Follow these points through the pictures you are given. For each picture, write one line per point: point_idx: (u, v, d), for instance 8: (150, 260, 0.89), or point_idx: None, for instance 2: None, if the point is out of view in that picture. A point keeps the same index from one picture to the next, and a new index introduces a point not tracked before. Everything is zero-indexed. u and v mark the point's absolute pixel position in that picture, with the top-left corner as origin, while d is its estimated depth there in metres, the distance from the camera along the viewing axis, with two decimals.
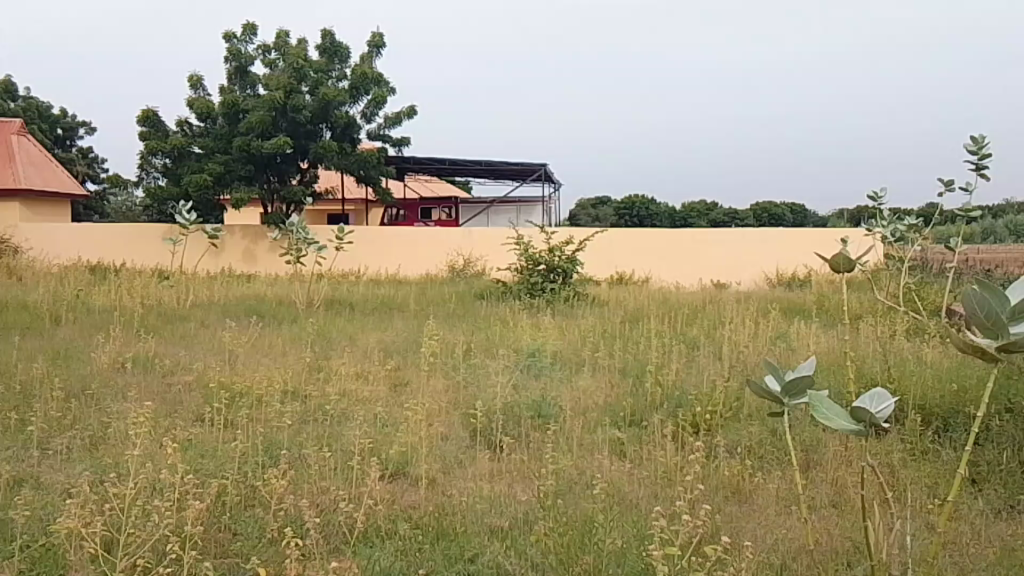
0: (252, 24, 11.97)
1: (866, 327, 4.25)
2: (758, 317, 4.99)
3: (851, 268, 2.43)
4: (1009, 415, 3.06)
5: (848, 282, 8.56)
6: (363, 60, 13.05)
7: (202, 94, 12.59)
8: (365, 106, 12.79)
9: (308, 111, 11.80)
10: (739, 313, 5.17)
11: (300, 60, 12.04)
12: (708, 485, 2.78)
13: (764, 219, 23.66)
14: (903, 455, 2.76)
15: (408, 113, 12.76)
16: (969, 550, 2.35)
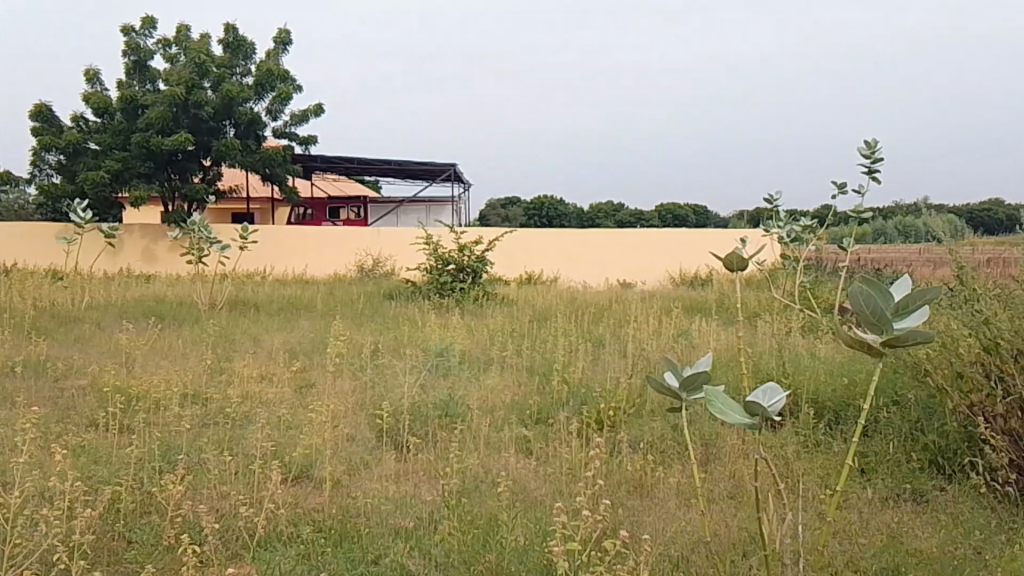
0: (150, 17, 11.57)
1: (764, 324, 4.44)
2: (657, 315, 5.12)
3: (743, 267, 2.47)
4: (895, 408, 3.23)
5: (750, 281, 8.88)
6: (269, 57, 12.79)
7: (100, 89, 12.10)
8: (271, 104, 12.51)
9: (210, 107, 11.48)
10: (642, 311, 5.29)
11: (202, 55, 11.68)
12: (612, 481, 2.84)
13: (670, 219, 24.20)
14: (797, 447, 2.84)
15: (316, 111, 12.55)
16: (857, 538, 2.47)
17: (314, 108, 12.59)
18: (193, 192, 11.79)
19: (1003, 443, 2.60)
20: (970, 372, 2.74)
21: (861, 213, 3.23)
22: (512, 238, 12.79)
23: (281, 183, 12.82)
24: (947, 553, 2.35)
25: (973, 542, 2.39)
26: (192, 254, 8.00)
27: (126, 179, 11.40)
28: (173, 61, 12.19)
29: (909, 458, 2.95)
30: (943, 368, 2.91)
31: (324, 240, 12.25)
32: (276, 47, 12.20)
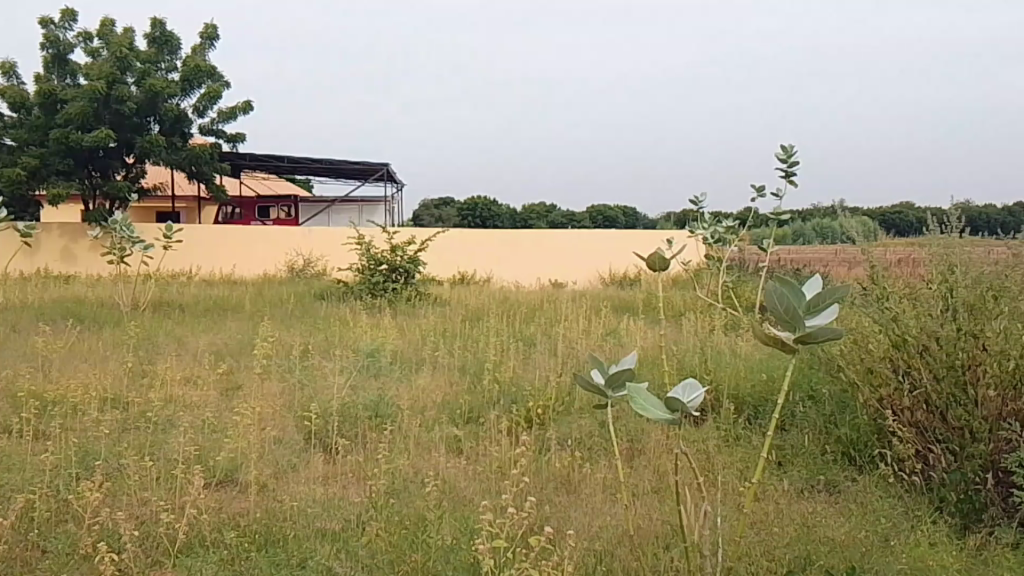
0: (70, 9, 11.16)
1: (689, 323, 4.56)
2: (587, 314, 5.20)
3: (665, 267, 2.55)
4: (811, 402, 3.37)
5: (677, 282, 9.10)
6: (196, 53, 12.49)
7: (16, 82, 11.62)
8: (197, 100, 12.22)
9: (133, 103, 11.12)
10: (572, 310, 5.37)
11: (124, 49, 11.32)
12: (539, 478, 2.88)
13: (599, 221, 24.44)
14: (717, 442, 2.94)
15: (244, 108, 12.31)
16: (773, 528, 2.57)
17: (242, 103, 12.36)
18: (117, 190, 11.34)
19: (909, 434, 2.76)
20: (879, 367, 2.92)
21: (781, 214, 3.28)
22: (443, 238, 12.77)
23: (209, 181, 12.52)
24: (857, 541, 2.47)
25: (881, 529, 2.52)
26: (113, 254, 7.75)
27: (43, 176, 10.99)
28: (94, 54, 11.76)
29: (824, 450, 3.08)
30: (855, 363, 3.07)
31: (252, 240, 12.05)
32: (203, 42, 11.91)
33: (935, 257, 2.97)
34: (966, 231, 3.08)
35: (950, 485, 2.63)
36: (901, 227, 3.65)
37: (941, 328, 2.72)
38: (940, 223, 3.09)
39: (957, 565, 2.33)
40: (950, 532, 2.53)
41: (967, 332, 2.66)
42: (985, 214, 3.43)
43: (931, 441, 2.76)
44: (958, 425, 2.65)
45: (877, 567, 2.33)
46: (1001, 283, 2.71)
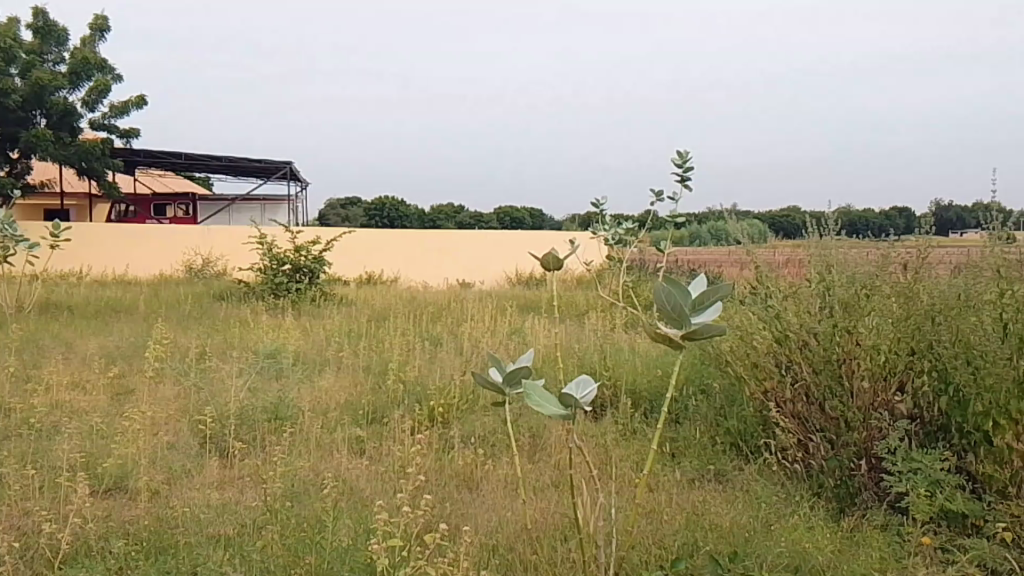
0: None
1: (592, 322, 4.68)
2: (495, 313, 5.26)
3: (559, 266, 2.63)
4: (703, 395, 3.52)
5: (581, 282, 9.31)
6: (86, 45, 11.96)
7: None
8: (87, 94, 11.72)
9: (18, 96, 10.56)
10: (480, 309, 5.43)
11: (7, 39, 10.74)
12: (441, 476, 2.90)
13: (507, 221, 24.74)
14: (615, 436, 3.04)
15: (139, 103, 11.87)
16: (663, 519, 2.68)
17: (136, 99, 11.94)
18: None
19: (791, 425, 2.90)
20: (764, 361, 3.08)
21: (677, 216, 3.38)
22: (348, 237, 12.66)
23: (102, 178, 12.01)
24: (742, 527, 2.60)
25: (764, 515, 2.66)
26: None
27: None
28: None
29: (714, 441, 3.21)
30: (742, 358, 3.22)
31: (149, 240, 11.68)
32: (94, 34, 11.41)
33: (814, 258, 3.17)
34: (842, 234, 3.30)
35: (828, 472, 2.80)
36: (783, 227, 3.87)
37: (818, 324, 2.90)
38: (819, 225, 3.30)
39: (831, 546, 2.49)
40: (828, 515, 2.68)
41: (842, 328, 2.84)
42: (861, 217, 3.67)
43: (812, 430, 2.91)
44: (835, 415, 2.83)
45: (759, 551, 2.46)
46: (872, 282, 2.93)
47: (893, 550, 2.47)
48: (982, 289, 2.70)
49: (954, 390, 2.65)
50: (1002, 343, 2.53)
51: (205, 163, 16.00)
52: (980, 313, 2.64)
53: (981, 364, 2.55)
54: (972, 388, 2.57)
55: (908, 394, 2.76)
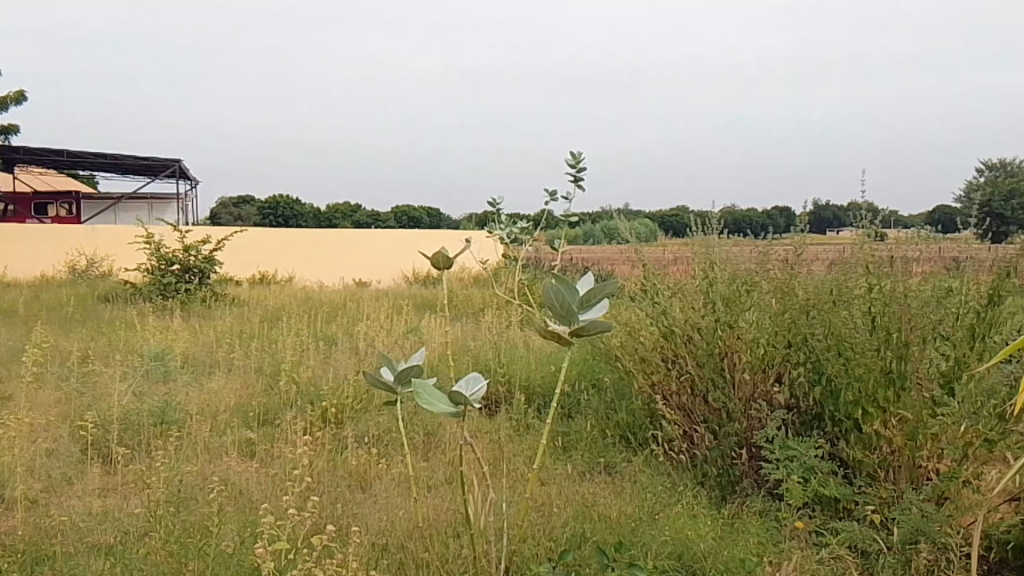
0: None
1: (489, 320, 4.77)
2: (394, 313, 5.27)
3: (449, 265, 2.62)
4: (595, 390, 3.62)
5: (482, 283, 9.47)
6: None
7: None
8: None
9: None
10: (377, 308, 5.42)
11: None
12: (335, 477, 2.89)
13: (405, 220, 24.70)
14: (509, 432, 3.09)
15: (19, 99, 11.28)
16: (553, 511, 2.75)
17: (14, 95, 11.36)
18: None
19: (677, 417, 3.01)
20: (651, 356, 3.18)
21: (571, 216, 3.43)
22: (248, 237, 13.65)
23: None
24: (629, 518, 2.69)
25: (652, 505, 2.75)
26: None
27: None
28: None
29: (604, 434, 3.30)
30: (631, 353, 3.31)
31: (29, 239, 11.11)
32: None
33: (699, 255, 3.29)
34: (724, 233, 3.45)
35: (711, 461, 2.91)
36: (671, 226, 4.02)
37: (702, 319, 3.02)
38: (703, 224, 3.45)
39: (713, 533, 2.60)
40: (710, 504, 2.78)
41: (724, 323, 2.95)
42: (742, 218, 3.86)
43: (696, 421, 3.02)
44: (717, 406, 2.93)
45: (644, 540, 2.55)
46: (751, 279, 3.08)
47: (771, 535, 2.59)
48: (853, 282, 2.85)
49: (826, 381, 2.77)
50: (870, 335, 2.68)
51: (99, 160, 15.36)
52: (851, 306, 2.79)
53: (851, 356, 2.69)
54: (843, 378, 2.71)
55: (785, 384, 2.89)
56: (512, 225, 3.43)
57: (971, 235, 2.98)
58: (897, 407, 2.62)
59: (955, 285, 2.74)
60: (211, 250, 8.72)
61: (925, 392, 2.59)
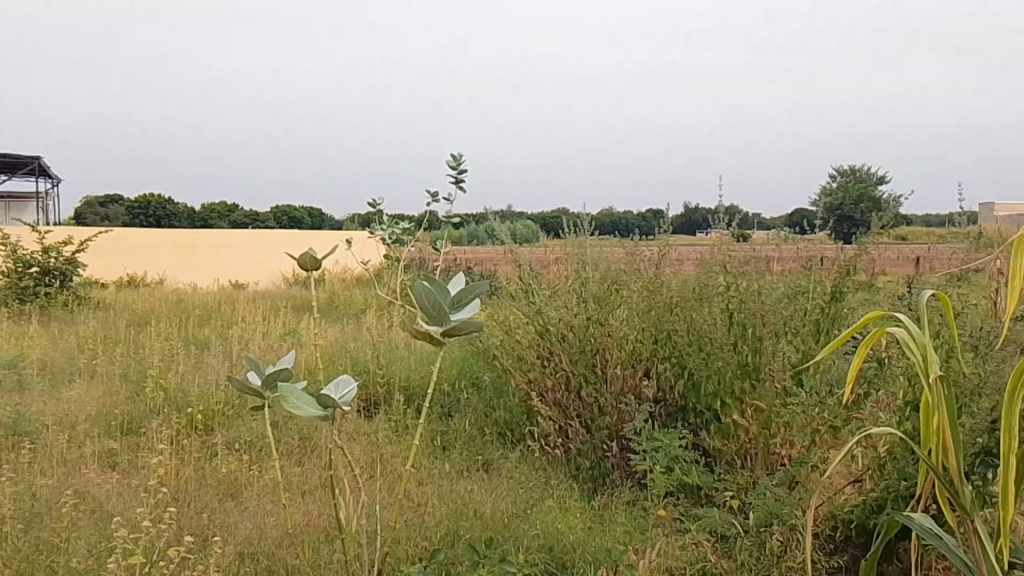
0: None
1: (369, 321, 4.79)
2: (272, 317, 5.17)
3: (317, 267, 2.59)
4: (474, 388, 3.67)
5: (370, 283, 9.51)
6: None
7: None
8: None
9: None
10: (255, 311, 5.32)
11: None
12: (203, 486, 2.83)
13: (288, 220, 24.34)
14: (386, 432, 3.11)
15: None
16: (428, 510, 2.77)
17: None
18: None
19: (552, 413, 3.09)
20: (527, 353, 3.25)
21: (452, 219, 3.43)
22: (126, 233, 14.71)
23: None
24: (502, 513, 2.73)
25: (526, 499, 2.81)
26: None
27: None
28: None
29: (482, 432, 3.34)
30: (507, 351, 3.37)
31: None
32: None
33: (573, 256, 3.40)
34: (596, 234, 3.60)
35: (584, 455, 2.99)
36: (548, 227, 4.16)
37: (575, 317, 3.10)
38: (575, 226, 3.59)
39: (581, 524, 2.68)
40: (581, 495, 2.87)
41: (595, 321, 3.06)
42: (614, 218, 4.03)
43: (570, 416, 3.10)
44: (589, 401, 3.03)
45: (516, 535, 2.60)
46: (621, 278, 3.20)
47: (637, 524, 2.70)
48: (713, 281, 3.02)
49: (688, 374, 2.91)
50: (727, 330, 2.85)
51: None
52: (711, 303, 2.94)
53: (711, 350, 2.85)
54: (703, 371, 2.86)
55: (653, 378, 3.02)
56: (393, 227, 3.44)
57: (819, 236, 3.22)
58: (752, 398, 2.78)
59: (800, 282, 2.95)
60: (78, 251, 8.32)
61: (777, 382, 2.72)
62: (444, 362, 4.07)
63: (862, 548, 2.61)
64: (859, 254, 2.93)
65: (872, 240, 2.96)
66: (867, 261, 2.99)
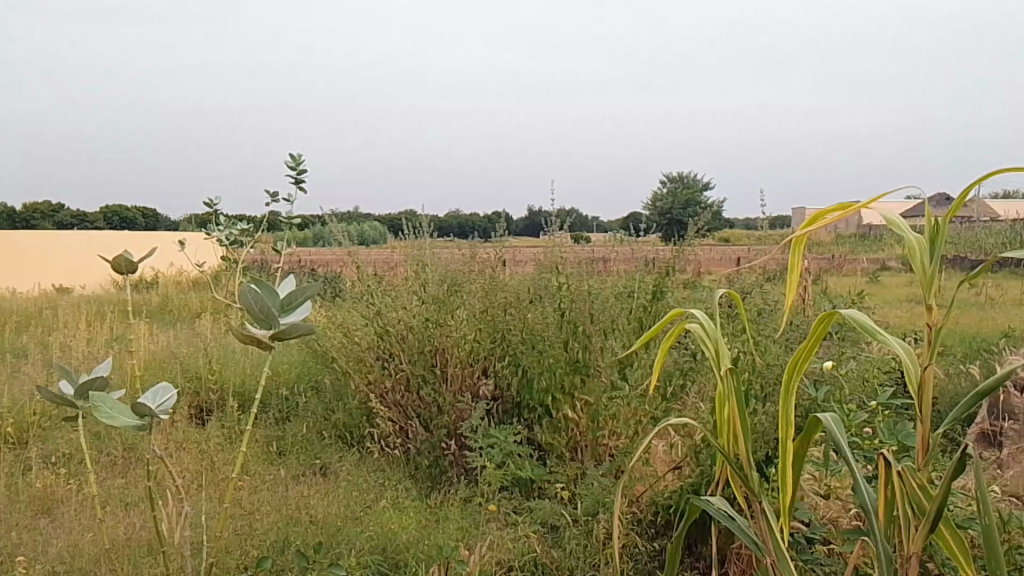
0: None
1: (202, 324, 4.72)
2: (98, 323, 4.91)
3: (133, 269, 2.50)
4: (313, 392, 3.66)
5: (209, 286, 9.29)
6: None
7: None
8: None
9: None
10: (79, 317, 5.07)
11: None
12: (12, 503, 2.68)
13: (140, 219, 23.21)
14: (219, 440, 3.11)
15: None
16: (258, 517, 2.71)
17: None
18: None
19: (391, 414, 3.10)
20: (366, 355, 3.25)
21: (294, 218, 3.37)
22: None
23: None
24: (336, 517, 2.71)
25: (362, 501, 2.81)
26: None
27: None
28: None
29: (321, 436, 3.31)
30: (346, 353, 3.35)
31: None
32: None
33: (414, 255, 3.45)
34: (437, 237, 3.68)
35: (423, 454, 3.02)
36: (392, 226, 4.20)
37: (413, 318, 3.13)
38: (416, 229, 3.66)
39: (415, 523, 2.70)
40: (418, 494, 2.90)
41: (434, 321, 3.10)
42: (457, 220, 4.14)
43: (410, 416, 3.13)
44: (428, 401, 3.07)
45: (349, 538, 2.59)
46: (460, 279, 3.28)
47: (470, 520, 2.75)
48: (547, 280, 3.14)
49: (522, 372, 3.01)
50: (559, 329, 2.97)
51: None
52: (544, 302, 3.06)
53: (543, 348, 2.95)
54: (536, 368, 2.96)
55: (491, 376, 3.10)
56: (231, 227, 3.37)
57: (643, 237, 3.43)
58: (582, 392, 2.89)
59: (626, 283, 3.12)
60: None
61: (604, 376, 2.86)
62: (284, 367, 3.98)
63: (678, 531, 2.74)
64: (678, 255, 3.15)
65: (689, 241, 3.18)
66: (685, 262, 3.21)
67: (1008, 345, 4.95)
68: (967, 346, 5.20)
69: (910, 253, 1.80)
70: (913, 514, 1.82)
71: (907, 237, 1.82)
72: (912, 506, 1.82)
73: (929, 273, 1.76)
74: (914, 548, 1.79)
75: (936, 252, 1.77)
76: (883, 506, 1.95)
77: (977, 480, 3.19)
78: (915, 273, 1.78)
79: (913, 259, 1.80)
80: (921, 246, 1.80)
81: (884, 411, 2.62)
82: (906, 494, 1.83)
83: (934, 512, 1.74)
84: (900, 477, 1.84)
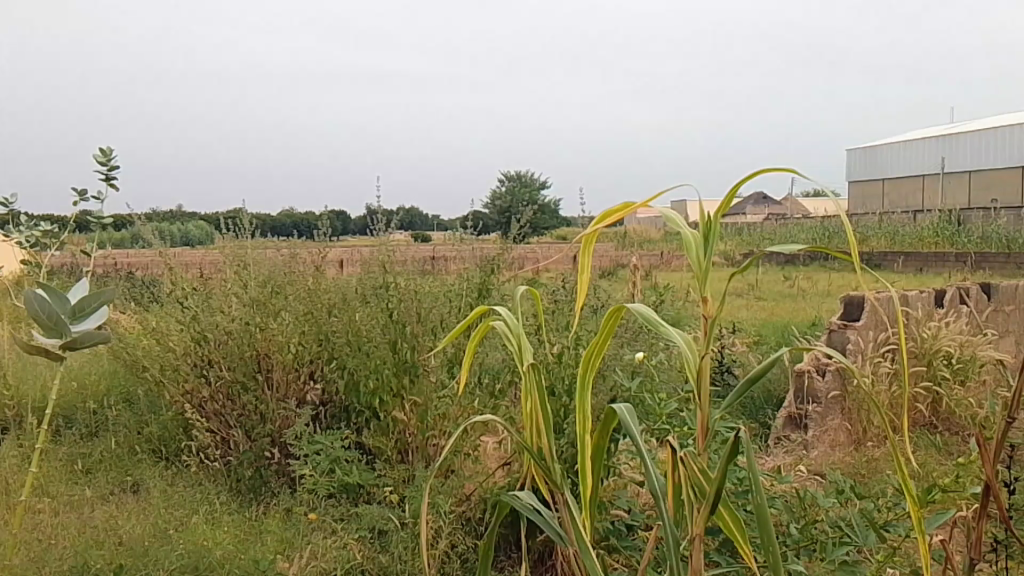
0: None
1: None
2: None
3: None
4: (124, 404, 3.58)
5: None
6: None
7: None
8: None
9: None
10: None
11: None
12: None
13: None
14: (16, 460, 2.95)
15: None
16: (50, 539, 2.46)
17: None
18: None
19: (209, 425, 3.02)
20: (180, 364, 3.13)
21: (104, 216, 3.16)
22: None
23: None
24: (140, 538, 2.46)
25: (174, 518, 2.62)
26: None
27: None
28: None
29: (133, 451, 3.21)
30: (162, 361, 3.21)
31: None
32: None
33: (234, 253, 3.43)
34: (258, 238, 3.59)
35: (245, 464, 2.95)
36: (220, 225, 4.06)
37: (230, 323, 3.04)
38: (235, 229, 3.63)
39: (229, 539, 2.51)
40: (237, 506, 2.78)
41: (254, 325, 3.03)
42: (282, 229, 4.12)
43: (230, 425, 3.05)
44: (249, 409, 3.00)
45: (157, 558, 2.33)
46: (282, 283, 3.21)
47: (289, 531, 2.61)
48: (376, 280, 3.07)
49: (349, 373, 2.93)
50: (385, 330, 2.89)
51: None
52: (372, 302, 3.00)
53: (370, 349, 2.87)
54: (363, 369, 2.88)
55: (318, 381, 3.04)
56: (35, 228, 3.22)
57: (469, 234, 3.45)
58: (411, 393, 2.81)
59: (455, 282, 3.14)
60: None
61: (432, 377, 2.80)
62: (90, 378, 3.92)
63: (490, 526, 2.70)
64: (506, 253, 3.19)
65: (515, 239, 3.23)
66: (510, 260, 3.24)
67: (812, 333, 5.40)
68: (781, 334, 5.61)
69: (685, 247, 1.64)
70: (695, 497, 1.57)
71: (685, 233, 1.63)
72: (695, 490, 1.56)
73: (704, 266, 1.60)
74: (696, 530, 1.55)
75: (710, 245, 1.63)
76: (671, 492, 1.68)
77: (775, 462, 3.65)
78: (690, 266, 1.63)
79: (690, 254, 1.64)
80: (696, 240, 1.64)
81: (693, 398, 2.67)
82: (689, 478, 1.58)
83: (713, 495, 1.47)
84: (681, 460, 1.57)
